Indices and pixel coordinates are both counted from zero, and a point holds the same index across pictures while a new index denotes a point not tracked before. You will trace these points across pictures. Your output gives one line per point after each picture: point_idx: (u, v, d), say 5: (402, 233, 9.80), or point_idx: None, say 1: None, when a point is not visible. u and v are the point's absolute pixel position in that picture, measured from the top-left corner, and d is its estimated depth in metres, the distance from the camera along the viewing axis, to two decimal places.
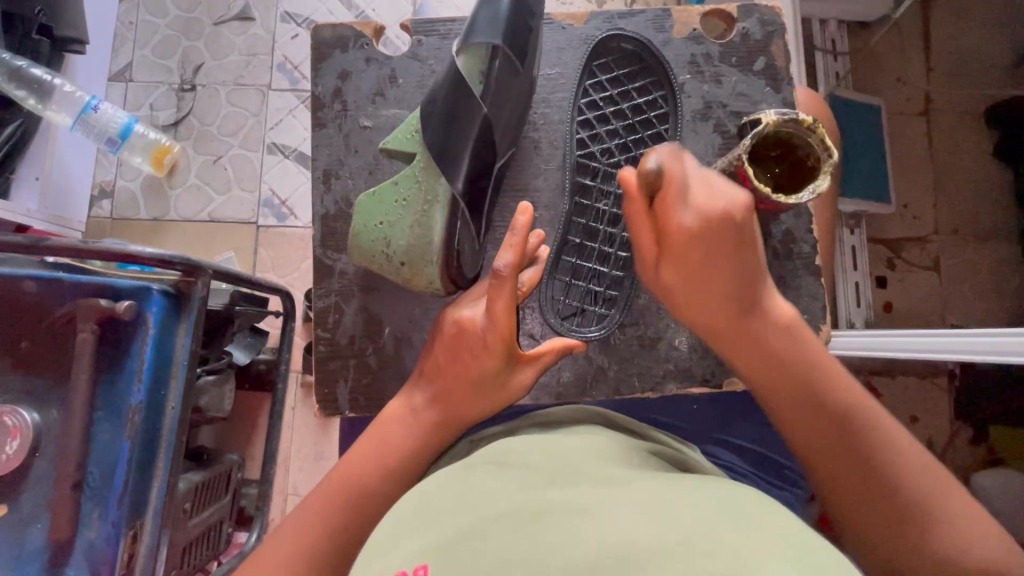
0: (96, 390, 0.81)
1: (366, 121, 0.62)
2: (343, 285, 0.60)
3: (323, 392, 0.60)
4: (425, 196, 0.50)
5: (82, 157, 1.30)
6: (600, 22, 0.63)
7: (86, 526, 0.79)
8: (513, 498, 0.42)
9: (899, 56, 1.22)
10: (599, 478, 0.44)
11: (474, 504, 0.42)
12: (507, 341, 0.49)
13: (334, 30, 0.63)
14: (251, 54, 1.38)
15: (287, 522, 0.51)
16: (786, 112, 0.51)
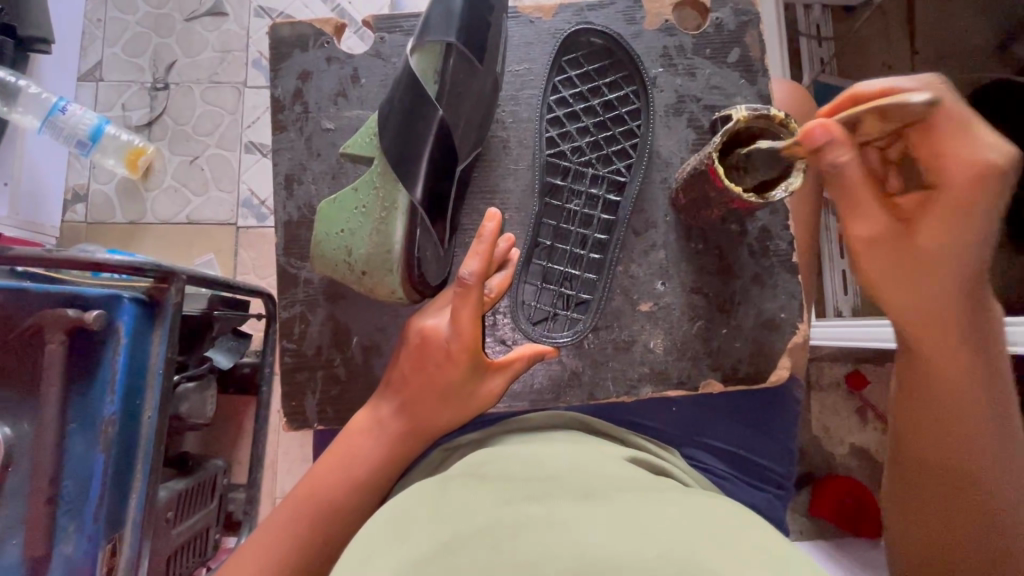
0: (67, 402, 0.79)
1: (328, 123, 0.60)
2: (308, 293, 0.59)
3: (291, 404, 0.58)
4: (383, 203, 0.49)
5: (53, 160, 1.27)
6: (569, 15, 0.61)
7: (62, 540, 0.78)
8: (483, 514, 0.40)
9: (885, 40, 1.19)
10: (570, 492, 0.43)
11: (441, 523, 0.41)
12: (471, 350, 0.49)
13: (294, 28, 0.61)
14: (225, 51, 1.35)
15: (252, 541, 0.50)
16: (757, 108, 0.49)
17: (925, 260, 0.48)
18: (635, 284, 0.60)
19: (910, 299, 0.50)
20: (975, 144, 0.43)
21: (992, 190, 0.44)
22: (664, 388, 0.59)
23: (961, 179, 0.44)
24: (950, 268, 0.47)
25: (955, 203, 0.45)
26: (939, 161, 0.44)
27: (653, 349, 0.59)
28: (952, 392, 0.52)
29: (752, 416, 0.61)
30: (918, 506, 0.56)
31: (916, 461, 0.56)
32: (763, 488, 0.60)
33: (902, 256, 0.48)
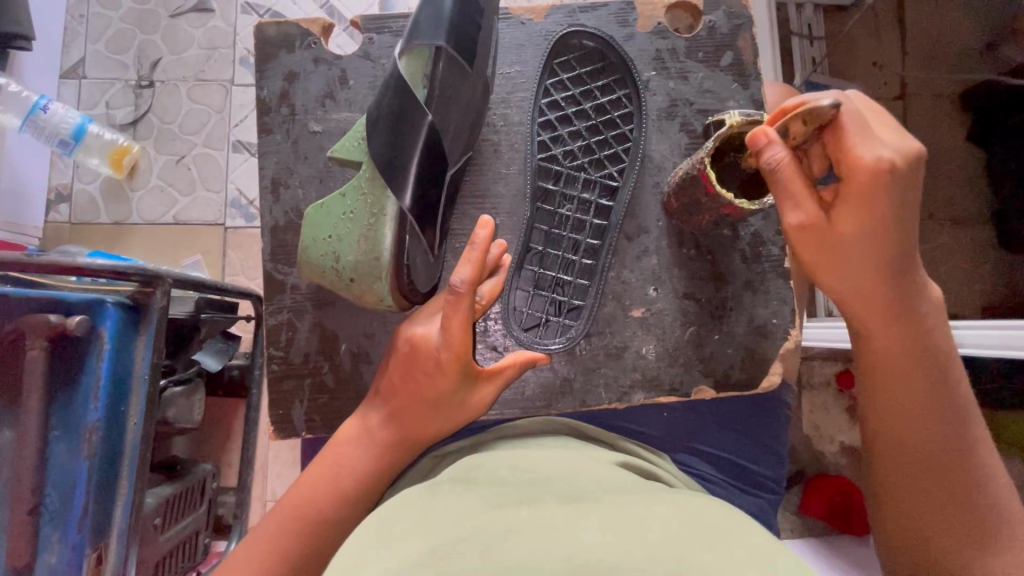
0: (49, 409, 0.77)
1: (315, 125, 0.59)
2: (295, 300, 0.58)
3: (278, 413, 0.57)
4: (372, 209, 0.48)
5: (34, 159, 1.24)
6: (561, 17, 0.60)
7: (46, 549, 0.77)
8: (472, 518, 0.40)
9: (874, 40, 1.20)
10: (560, 494, 0.43)
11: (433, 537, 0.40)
12: (461, 359, 0.48)
13: (280, 28, 0.59)
14: (211, 48, 1.32)
15: (237, 554, 0.49)
16: (750, 114, 0.49)
17: (855, 254, 0.48)
18: (627, 290, 0.59)
19: (846, 289, 0.51)
20: (874, 142, 0.45)
21: (893, 185, 0.46)
22: (657, 394, 0.59)
23: (863, 176, 0.45)
24: (879, 257, 0.48)
25: (875, 194, 0.46)
26: (847, 158, 0.45)
27: (645, 356, 0.59)
28: (900, 374, 0.53)
29: (745, 421, 0.61)
30: (886, 488, 0.56)
31: (880, 445, 0.56)
32: (754, 494, 0.60)
33: (837, 248, 0.49)
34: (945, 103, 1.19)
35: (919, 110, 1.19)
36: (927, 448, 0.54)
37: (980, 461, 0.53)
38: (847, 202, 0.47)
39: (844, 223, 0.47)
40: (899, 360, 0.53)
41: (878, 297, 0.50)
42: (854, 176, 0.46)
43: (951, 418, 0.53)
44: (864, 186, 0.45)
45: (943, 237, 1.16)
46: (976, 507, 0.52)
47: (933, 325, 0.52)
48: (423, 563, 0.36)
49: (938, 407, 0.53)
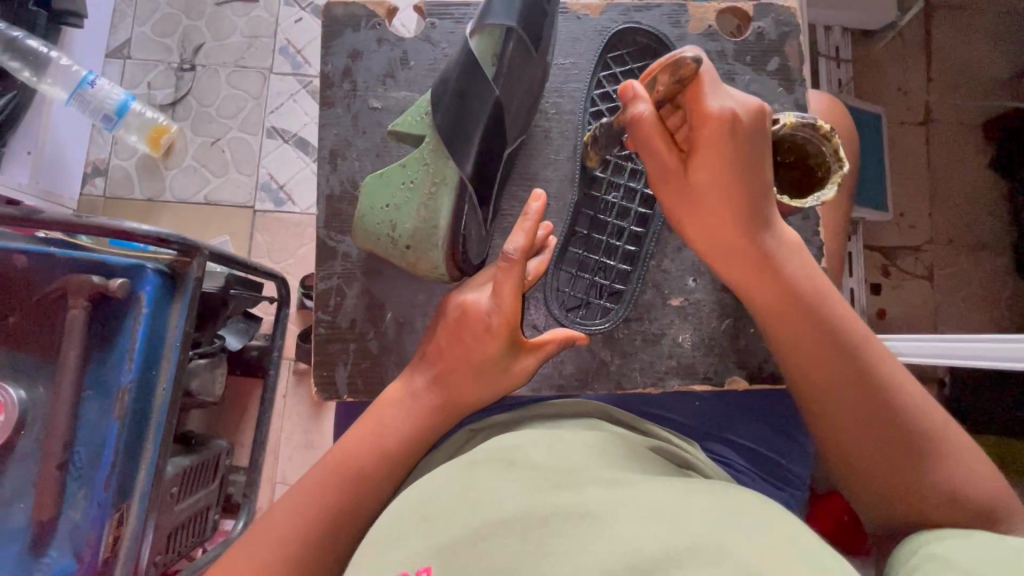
0: (85, 367, 0.79)
1: (375, 102, 0.61)
2: (346, 267, 0.60)
3: (322, 374, 0.59)
4: (433, 178, 0.50)
5: (77, 132, 1.28)
6: (616, 15, 0.64)
7: (71, 506, 0.78)
8: (513, 500, 0.41)
9: (901, 67, 1.25)
10: (596, 480, 0.44)
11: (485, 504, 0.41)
12: (511, 324, 0.50)
13: (347, 8, 0.62)
14: (254, 36, 1.36)
15: (279, 504, 0.50)
16: (805, 117, 0.53)
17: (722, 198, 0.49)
18: (666, 279, 0.61)
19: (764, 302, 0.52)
20: (720, 93, 0.47)
21: (740, 152, 0.47)
22: (691, 382, 0.60)
23: (712, 126, 0.46)
24: (734, 203, 0.48)
25: (722, 143, 0.47)
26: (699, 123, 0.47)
27: (682, 343, 0.61)
28: (819, 380, 0.51)
29: (775, 415, 0.62)
30: (916, 476, 0.48)
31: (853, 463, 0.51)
32: (782, 488, 0.60)
33: (737, 254, 0.51)
34: (966, 130, 1.24)
35: (940, 136, 1.25)
36: (858, 442, 0.50)
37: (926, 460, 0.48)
38: (701, 149, 0.48)
39: (737, 166, 0.47)
40: (787, 322, 0.51)
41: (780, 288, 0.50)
42: (703, 127, 0.46)
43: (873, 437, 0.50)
44: (719, 135, 0.46)
45: (962, 263, 1.22)
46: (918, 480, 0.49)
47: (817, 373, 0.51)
48: (465, 544, 0.38)
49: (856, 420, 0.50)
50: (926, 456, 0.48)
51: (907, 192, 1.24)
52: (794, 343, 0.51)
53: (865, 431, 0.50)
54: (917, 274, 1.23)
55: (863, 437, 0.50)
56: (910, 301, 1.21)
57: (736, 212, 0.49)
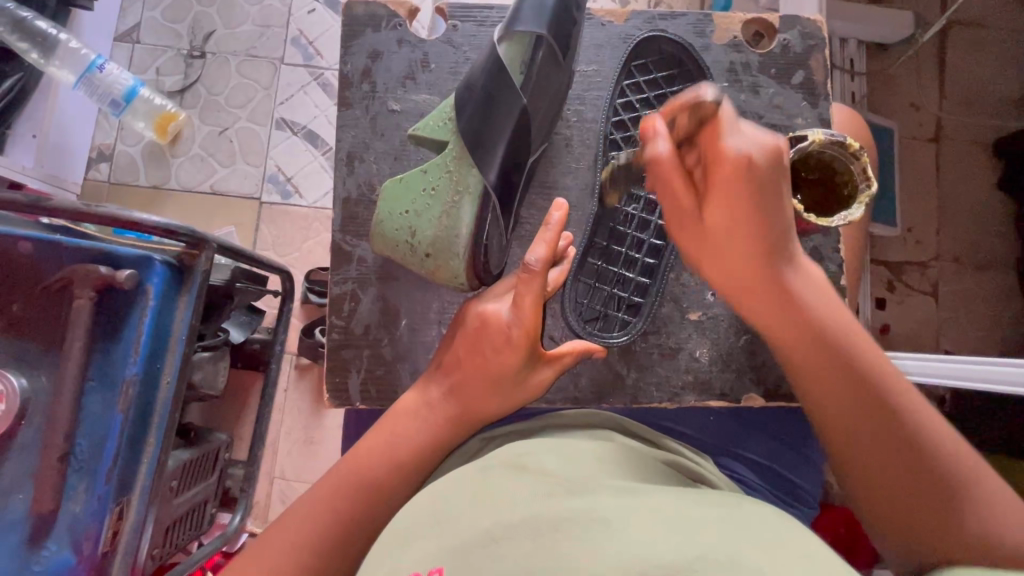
0: (89, 359, 0.78)
1: (395, 104, 0.60)
2: (361, 271, 0.59)
3: (334, 379, 0.59)
4: (456, 187, 0.50)
5: (82, 116, 1.26)
6: (641, 22, 0.63)
7: (71, 498, 0.77)
8: (527, 505, 0.40)
9: (915, 82, 1.25)
10: (611, 488, 0.42)
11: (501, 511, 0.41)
12: (531, 335, 0.49)
13: (369, 7, 0.61)
14: (265, 26, 1.34)
15: (290, 511, 0.50)
16: (834, 135, 0.54)
17: (734, 247, 0.47)
18: (685, 293, 0.61)
19: (779, 330, 0.51)
20: (741, 137, 0.44)
21: (761, 199, 0.45)
22: (707, 398, 0.60)
23: (728, 169, 0.44)
24: (750, 248, 0.47)
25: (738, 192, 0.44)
26: (715, 164, 0.44)
27: (698, 359, 0.61)
28: (844, 414, 0.51)
29: (788, 433, 0.62)
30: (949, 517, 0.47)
31: (888, 518, 0.50)
32: (794, 507, 0.60)
33: (761, 299, 0.50)
34: (978, 147, 1.24)
35: (951, 153, 1.24)
36: (886, 480, 0.50)
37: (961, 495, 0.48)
38: (716, 197, 0.46)
39: (753, 218, 0.45)
40: (810, 350, 0.51)
41: (806, 324, 0.50)
42: (717, 172, 0.44)
43: (902, 468, 0.49)
44: (737, 181, 0.44)
45: (967, 280, 1.22)
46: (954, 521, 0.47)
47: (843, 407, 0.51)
48: (481, 545, 0.37)
49: (884, 450, 0.50)
50: (959, 495, 0.48)
51: (915, 207, 1.23)
52: (817, 376, 0.52)
53: (891, 468, 0.49)
54: (922, 290, 1.22)
55: (891, 474, 0.50)
56: (915, 318, 1.21)
57: (750, 255, 0.48)
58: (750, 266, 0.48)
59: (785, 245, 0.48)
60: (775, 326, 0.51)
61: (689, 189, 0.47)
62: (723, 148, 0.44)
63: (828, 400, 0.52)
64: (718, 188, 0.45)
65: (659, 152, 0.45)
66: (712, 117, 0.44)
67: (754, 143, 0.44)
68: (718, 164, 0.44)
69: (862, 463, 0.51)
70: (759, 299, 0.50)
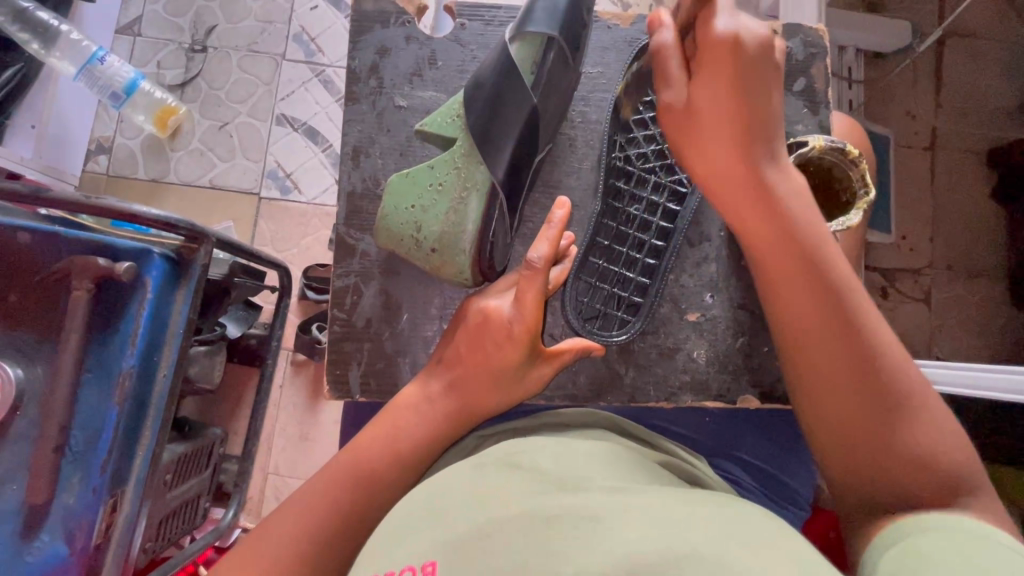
0: (86, 350, 0.77)
1: (400, 100, 0.61)
2: (363, 266, 0.60)
3: (335, 373, 0.59)
4: (463, 183, 0.50)
5: (82, 107, 1.25)
6: (646, 26, 0.64)
7: (64, 490, 0.76)
8: (523, 501, 0.40)
9: (913, 92, 1.26)
10: (609, 485, 0.43)
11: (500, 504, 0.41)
12: (532, 333, 0.49)
13: (377, 3, 0.61)
14: (269, 21, 1.35)
15: (288, 503, 0.50)
16: (835, 141, 0.54)
17: (712, 115, 0.52)
18: (684, 294, 0.62)
19: (746, 225, 0.53)
20: (732, 18, 0.49)
21: (737, 87, 0.50)
22: (705, 399, 0.61)
23: (712, 47, 0.49)
24: (725, 120, 0.51)
25: (721, 67, 0.50)
26: (704, 29, 0.50)
27: (696, 359, 0.61)
28: (800, 329, 0.52)
29: (784, 434, 0.62)
30: (882, 434, 0.48)
31: (830, 430, 0.50)
32: (789, 509, 0.60)
33: (733, 184, 0.52)
34: (973, 157, 1.26)
35: (947, 162, 1.26)
36: (832, 395, 0.50)
37: (904, 416, 0.48)
38: (703, 69, 0.51)
39: (731, 95, 0.50)
40: (774, 256, 0.53)
41: (768, 221, 0.52)
42: (707, 42, 0.49)
43: (853, 385, 0.49)
44: (721, 48, 0.49)
45: (958, 288, 1.24)
46: (890, 436, 0.48)
47: (797, 322, 0.52)
48: (479, 539, 0.37)
49: (835, 363, 0.50)
50: (898, 413, 0.48)
51: (910, 215, 1.25)
52: (777, 289, 0.53)
53: (838, 380, 0.50)
54: (914, 297, 1.24)
55: (842, 388, 0.50)
56: (907, 324, 1.23)
57: (728, 123, 0.51)
58: (725, 144, 0.52)
59: (763, 129, 0.52)
60: (742, 212, 0.53)
61: (682, 57, 0.52)
62: (716, 24, 0.50)
63: (788, 316, 0.53)
64: (708, 52, 0.50)
65: (660, 39, 0.52)
66: (704, 36, 0.50)
67: (748, 31, 0.49)
68: (708, 20, 0.50)
69: (810, 380, 0.52)
70: (728, 186, 0.53)
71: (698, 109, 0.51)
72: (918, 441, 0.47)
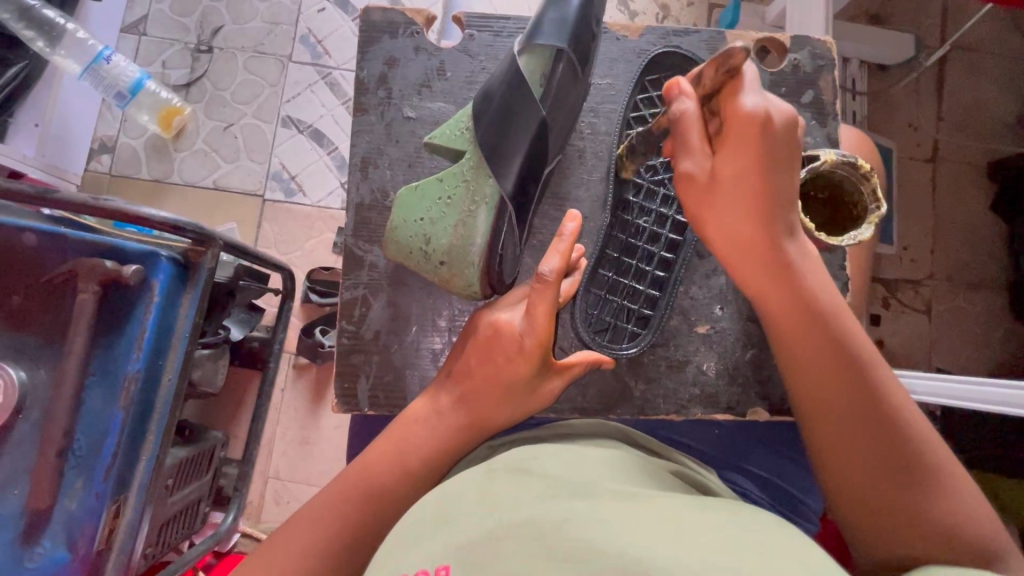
0: (91, 353, 0.77)
1: (410, 111, 0.61)
2: (372, 276, 0.60)
3: (343, 384, 0.59)
4: (472, 197, 0.50)
5: (85, 108, 1.25)
6: (655, 38, 0.64)
7: (67, 495, 0.76)
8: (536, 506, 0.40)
9: (915, 103, 1.27)
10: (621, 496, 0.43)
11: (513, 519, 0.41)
12: (543, 345, 0.49)
13: (387, 13, 0.61)
14: (273, 23, 1.34)
15: (298, 516, 0.50)
16: (846, 156, 0.55)
17: (735, 195, 0.49)
18: (694, 307, 0.62)
19: (768, 300, 0.52)
20: (756, 96, 0.47)
21: (768, 155, 0.48)
22: (713, 411, 0.61)
23: (737, 126, 0.47)
24: (747, 201, 0.49)
25: (748, 144, 0.47)
26: (728, 107, 0.47)
27: (705, 372, 0.61)
28: (824, 394, 0.52)
29: (791, 447, 0.63)
30: (918, 502, 0.47)
31: (860, 510, 0.50)
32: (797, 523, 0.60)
33: (754, 258, 0.51)
34: (974, 169, 1.26)
35: (948, 174, 1.27)
36: (862, 466, 0.50)
37: (927, 477, 0.48)
38: (729, 145, 0.48)
39: (758, 170, 0.48)
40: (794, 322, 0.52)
41: (790, 291, 0.51)
42: (733, 121, 0.47)
43: (879, 450, 0.49)
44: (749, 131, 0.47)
45: (960, 299, 1.24)
46: (922, 501, 0.48)
47: (820, 391, 0.52)
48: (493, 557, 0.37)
49: (861, 431, 0.50)
50: (924, 479, 0.48)
51: (912, 226, 1.25)
52: (797, 351, 0.52)
53: (863, 449, 0.50)
54: (915, 308, 1.24)
55: (865, 454, 0.50)
56: (908, 335, 1.23)
57: (751, 204, 0.49)
58: (747, 221, 0.50)
59: (783, 206, 0.50)
60: (764, 290, 0.52)
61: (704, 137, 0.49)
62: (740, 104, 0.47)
63: (809, 384, 0.52)
64: (733, 128, 0.48)
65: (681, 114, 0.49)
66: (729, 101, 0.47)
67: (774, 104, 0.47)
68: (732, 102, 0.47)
69: (837, 446, 0.51)
70: (748, 259, 0.51)
71: (726, 170, 0.49)
72: (945, 503, 0.47)
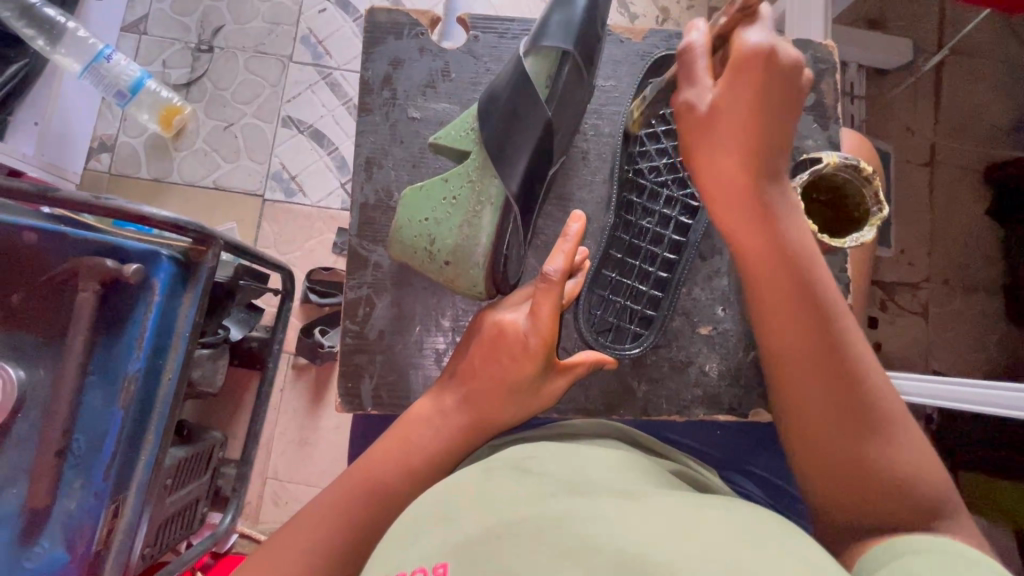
0: (90, 352, 0.77)
1: (415, 111, 0.61)
2: (376, 276, 0.60)
3: (347, 384, 0.59)
4: (478, 196, 0.51)
5: (85, 106, 1.24)
6: (658, 40, 0.64)
7: (66, 494, 0.76)
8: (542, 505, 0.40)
9: (913, 107, 1.28)
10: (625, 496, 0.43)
11: None
12: (548, 345, 0.50)
13: (392, 14, 0.61)
14: (274, 23, 1.34)
15: (301, 515, 0.50)
16: (848, 159, 0.55)
17: (725, 130, 0.50)
18: (696, 308, 0.62)
19: (744, 242, 0.52)
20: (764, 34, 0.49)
21: (764, 91, 0.49)
22: (715, 412, 0.62)
23: (743, 55, 0.48)
24: (738, 134, 0.50)
25: (748, 77, 0.49)
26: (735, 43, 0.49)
27: (707, 373, 0.62)
28: (794, 342, 0.52)
29: None
30: (871, 453, 0.48)
31: (812, 451, 0.51)
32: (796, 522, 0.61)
33: (735, 202, 0.52)
34: (971, 173, 1.27)
35: (946, 178, 1.27)
36: (821, 415, 0.50)
37: (883, 432, 0.49)
38: (731, 75, 0.50)
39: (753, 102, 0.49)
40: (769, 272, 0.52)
41: (765, 237, 0.52)
42: (738, 53, 0.49)
43: (840, 399, 0.50)
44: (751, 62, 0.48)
45: (957, 302, 1.25)
46: (873, 449, 0.48)
47: (787, 338, 0.52)
48: None
49: (825, 383, 0.50)
50: (880, 433, 0.49)
51: (909, 230, 1.26)
52: (769, 300, 0.53)
53: (825, 399, 0.50)
54: (912, 311, 1.25)
55: (827, 403, 0.50)
56: (906, 338, 1.24)
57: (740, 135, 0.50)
58: (733, 154, 0.50)
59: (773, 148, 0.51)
60: (740, 233, 0.53)
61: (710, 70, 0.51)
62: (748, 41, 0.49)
63: (778, 326, 0.52)
64: (736, 62, 0.49)
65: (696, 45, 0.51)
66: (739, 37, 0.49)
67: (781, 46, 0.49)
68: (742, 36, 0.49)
69: (797, 392, 0.52)
70: (727, 200, 0.52)
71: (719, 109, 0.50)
72: (896, 458, 0.48)
